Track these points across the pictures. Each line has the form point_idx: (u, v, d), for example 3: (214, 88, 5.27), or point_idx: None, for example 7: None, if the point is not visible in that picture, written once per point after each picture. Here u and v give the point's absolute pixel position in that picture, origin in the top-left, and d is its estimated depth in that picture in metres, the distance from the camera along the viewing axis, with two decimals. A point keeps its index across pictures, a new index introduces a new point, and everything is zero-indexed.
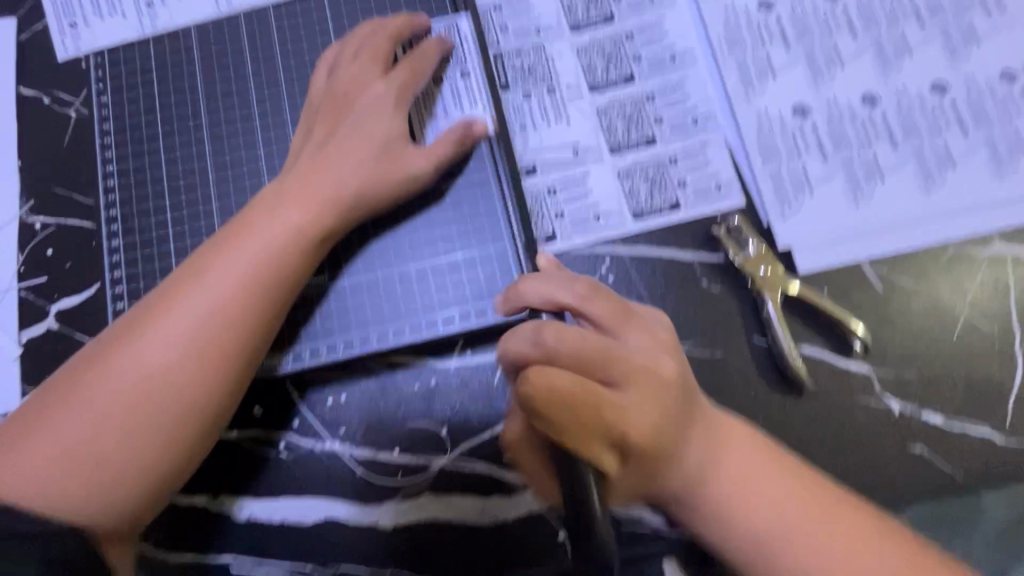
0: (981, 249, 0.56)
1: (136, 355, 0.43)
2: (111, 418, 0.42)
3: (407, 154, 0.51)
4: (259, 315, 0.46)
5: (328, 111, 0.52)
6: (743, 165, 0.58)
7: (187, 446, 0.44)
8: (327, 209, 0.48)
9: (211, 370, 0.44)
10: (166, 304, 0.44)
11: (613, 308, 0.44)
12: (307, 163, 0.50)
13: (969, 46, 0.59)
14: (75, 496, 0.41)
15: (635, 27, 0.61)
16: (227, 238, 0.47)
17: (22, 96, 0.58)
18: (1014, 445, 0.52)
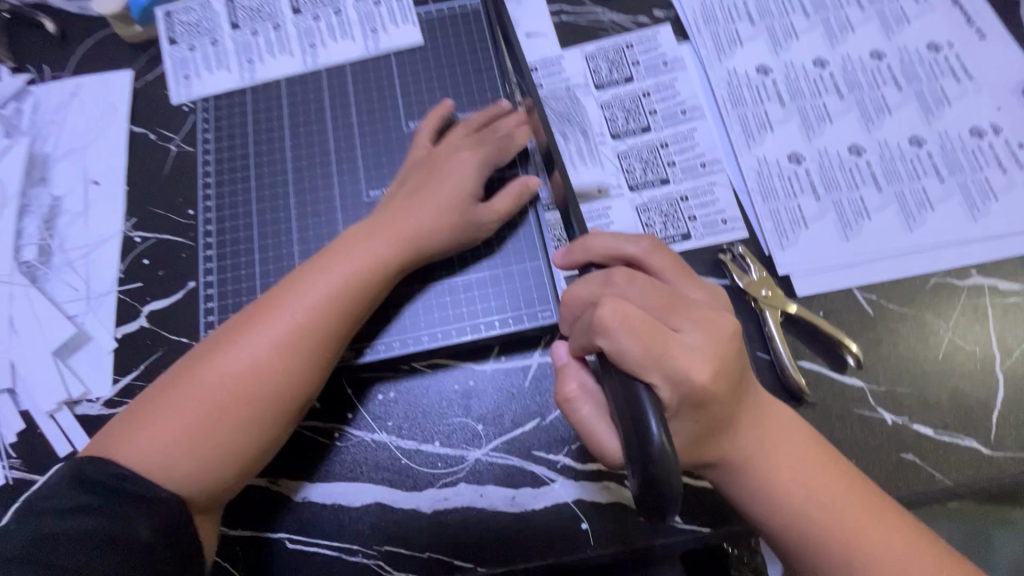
0: (960, 279, 0.63)
1: (237, 361, 0.51)
2: (212, 414, 0.49)
3: (474, 208, 0.60)
4: (336, 329, 0.53)
5: (425, 166, 0.62)
6: (745, 203, 0.66)
7: (275, 434, 0.52)
8: (405, 247, 0.57)
9: (296, 375, 0.52)
10: (260, 319, 0.52)
11: (672, 265, 0.48)
12: (397, 205, 0.59)
13: (941, 107, 0.69)
14: (177, 483, 0.48)
15: (651, 86, 0.71)
16: (318, 266, 0.55)
17: (133, 132, 0.69)
18: (999, 456, 0.57)
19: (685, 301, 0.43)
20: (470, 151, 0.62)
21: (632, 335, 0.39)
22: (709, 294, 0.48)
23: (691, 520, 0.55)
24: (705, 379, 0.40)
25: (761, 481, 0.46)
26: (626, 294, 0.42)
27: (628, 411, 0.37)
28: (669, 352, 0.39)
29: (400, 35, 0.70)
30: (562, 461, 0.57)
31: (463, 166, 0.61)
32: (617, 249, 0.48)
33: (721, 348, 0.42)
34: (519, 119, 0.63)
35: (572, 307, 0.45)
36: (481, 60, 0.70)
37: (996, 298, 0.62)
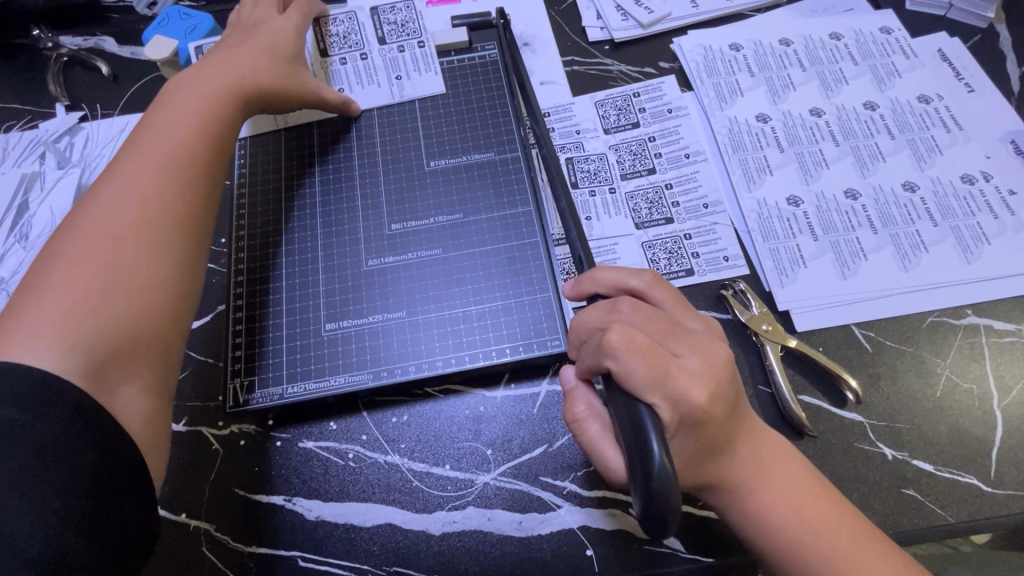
0: (957, 319, 0.65)
1: (122, 192, 0.55)
2: (112, 259, 0.52)
3: (293, 67, 0.70)
4: (200, 149, 0.60)
5: (203, 69, 0.66)
6: (746, 241, 0.69)
7: (174, 298, 0.54)
8: (239, 83, 0.65)
9: (177, 188, 0.57)
10: (96, 198, 0.55)
11: (673, 298, 0.51)
12: (161, 105, 0.62)
13: (933, 154, 0.73)
14: (71, 340, 0.47)
15: (657, 131, 0.76)
16: (137, 145, 0.59)
17: None
18: (1000, 494, 0.58)
19: (684, 329, 0.46)
20: (222, 50, 0.68)
21: (636, 356, 0.42)
22: (709, 326, 0.50)
23: (694, 550, 0.56)
24: (704, 402, 0.43)
25: (757, 507, 0.47)
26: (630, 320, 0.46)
27: (635, 434, 0.40)
28: (671, 373, 0.42)
29: (424, 82, 0.76)
30: (569, 487, 0.59)
31: (238, 46, 0.68)
32: (621, 282, 0.51)
33: (717, 374, 0.45)
34: (275, 19, 0.72)
35: (581, 332, 0.48)
36: (498, 106, 0.75)
37: (992, 338, 0.64)
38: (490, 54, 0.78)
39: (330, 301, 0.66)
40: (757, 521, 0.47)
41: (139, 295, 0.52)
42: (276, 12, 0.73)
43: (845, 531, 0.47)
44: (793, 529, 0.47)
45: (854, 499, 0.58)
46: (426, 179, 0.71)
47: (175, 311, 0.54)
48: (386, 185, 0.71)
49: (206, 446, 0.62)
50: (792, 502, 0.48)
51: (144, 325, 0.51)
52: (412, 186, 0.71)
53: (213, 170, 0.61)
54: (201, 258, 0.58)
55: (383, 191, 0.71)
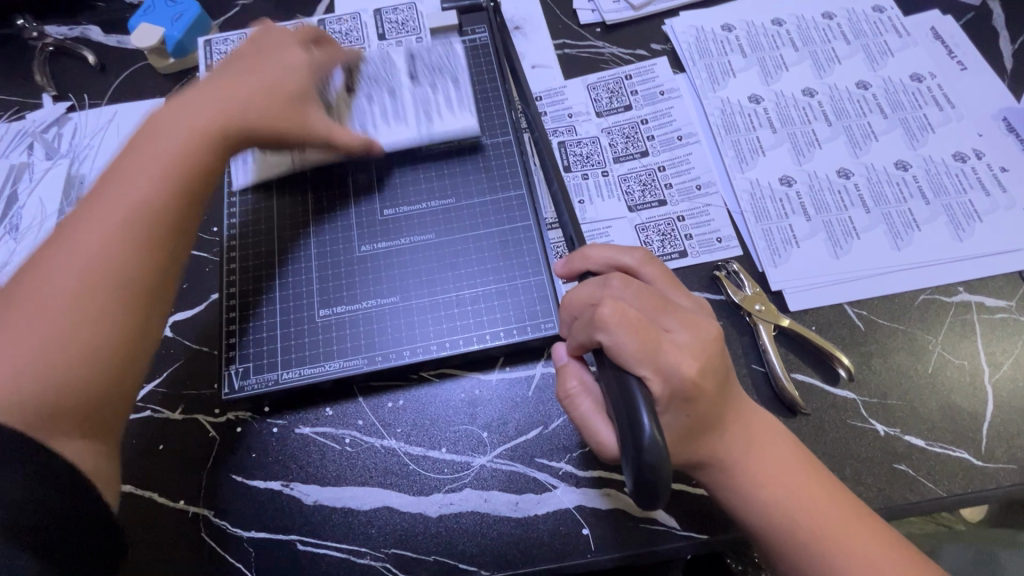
0: (949, 296, 0.65)
1: (85, 239, 0.51)
2: (56, 311, 0.48)
3: (302, 110, 0.63)
4: (171, 195, 0.54)
5: (203, 89, 0.61)
6: (739, 222, 0.70)
7: (121, 365, 0.51)
8: (229, 118, 0.59)
9: (136, 251, 0.52)
10: (61, 238, 0.52)
11: (664, 276, 0.51)
12: (144, 135, 0.57)
13: (925, 133, 0.73)
14: (10, 394, 0.46)
15: (649, 113, 0.76)
16: (115, 179, 0.54)
17: None
18: (990, 467, 0.58)
19: (675, 305, 0.47)
20: (242, 73, 0.62)
21: (627, 329, 0.42)
22: (698, 303, 0.51)
23: (689, 527, 0.57)
24: (696, 375, 0.43)
25: (751, 485, 0.48)
26: (622, 295, 0.46)
27: (624, 407, 0.40)
28: (663, 346, 0.43)
29: (424, 67, 0.73)
30: (564, 468, 0.59)
31: (251, 75, 0.62)
32: (614, 260, 0.51)
33: (708, 348, 0.45)
34: (295, 49, 0.65)
35: (572, 308, 0.48)
36: (489, 89, 0.74)
37: (983, 315, 0.65)
38: (481, 37, 0.78)
39: (323, 288, 0.66)
40: (750, 498, 0.48)
41: (77, 355, 0.48)
42: (295, 45, 0.66)
43: (838, 507, 0.47)
44: (787, 506, 0.47)
45: (847, 474, 0.59)
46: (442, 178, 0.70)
47: (122, 379, 0.51)
48: (401, 185, 0.70)
49: (202, 433, 0.62)
50: (786, 479, 0.48)
51: (87, 389, 0.49)
52: (426, 184, 0.70)
53: (182, 223, 0.55)
54: (156, 322, 0.53)
55: (397, 194, 0.69)
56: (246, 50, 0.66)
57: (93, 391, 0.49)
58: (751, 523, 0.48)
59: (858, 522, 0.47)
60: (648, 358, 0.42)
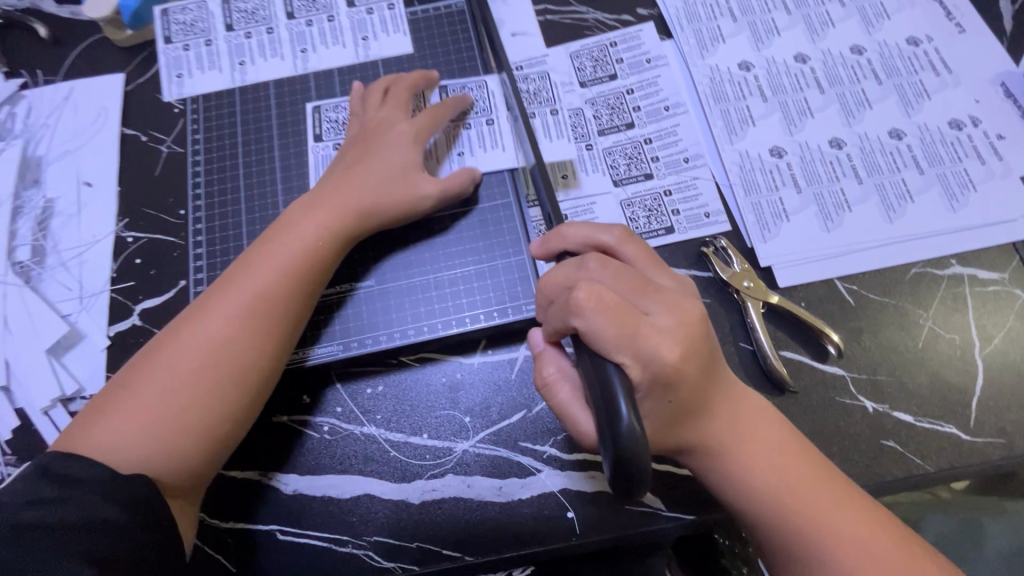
0: (941, 269, 0.64)
1: (245, 304, 0.54)
2: (194, 378, 0.51)
3: (416, 181, 0.60)
4: (276, 310, 0.54)
5: (360, 142, 0.62)
6: (728, 196, 0.67)
7: (236, 425, 0.53)
8: (347, 220, 0.58)
9: (258, 336, 0.53)
10: (206, 306, 0.54)
11: (644, 253, 0.48)
12: (334, 186, 0.60)
13: (920, 100, 0.70)
14: (153, 453, 0.49)
15: (635, 83, 0.72)
16: (250, 260, 0.56)
17: (124, 134, 0.71)
18: (979, 442, 0.58)
19: (655, 285, 0.45)
20: (384, 137, 0.61)
21: (604, 314, 0.40)
22: (677, 280, 0.49)
23: (675, 508, 0.56)
24: (676, 359, 0.42)
25: (735, 468, 0.47)
26: (599, 277, 0.44)
27: (597, 392, 0.38)
28: (642, 330, 0.41)
29: (393, 44, 0.72)
30: (549, 451, 0.58)
31: (377, 156, 0.60)
32: (590, 239, 0.48)
33: (690, 331, 0.43)
34: (401, 122, 0.62)
35: (549, 291, 0.45)
36: (466, 60, 0.71)
37: (976, 287, 0.63)
38: (456, 3, 0.74)
39: None
40: (734, 480, 0.47)
41: (213, 420, 0.51)
42: (402, 117, 0.63)
43: (823, 490, 0.47)
44: (772, 489, 0.46)
45: (835, 452, 0.58)
46: (507, 132, 0.66)
47: (239, 430, 0.53)
48: (468, 139, 0.66)
49: None
50: (772, 462, 0.47)
51: (213, 451, 0.52)
52: (491, 138, 0.66)
53: (286, 338, 0.55)
54: (259, 404, 0.55)
55: (465, 151, 0.66)
56: (360, 129, 0.63)
57: (218, 451, 0.52)
58: (735, 505, 0.48)
59: (843, 503, 0.46)
60: (628, 344, 0.40)
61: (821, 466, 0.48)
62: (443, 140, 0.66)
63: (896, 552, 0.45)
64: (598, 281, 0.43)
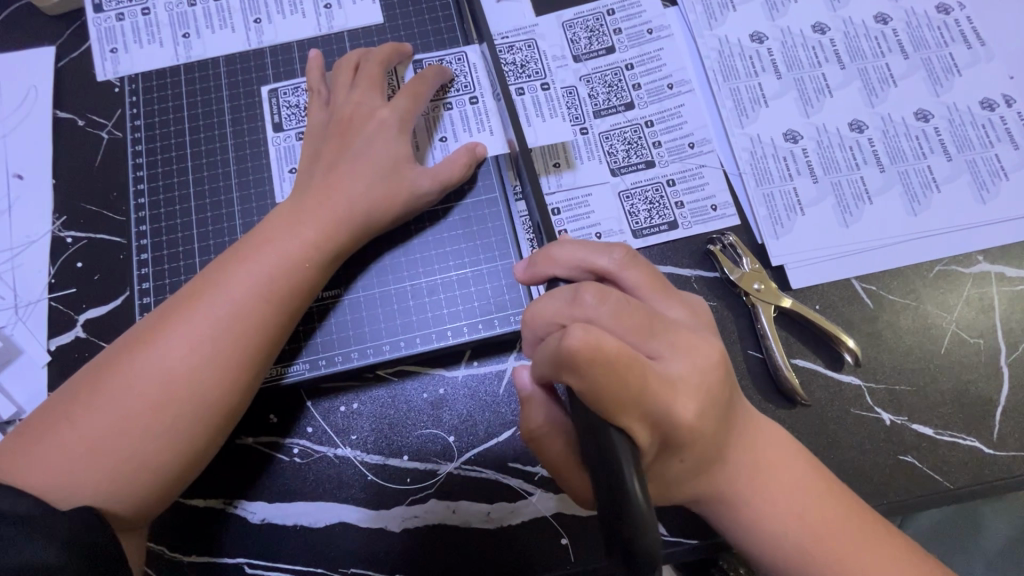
0: (967, 266, 0.59)
1: (218, 321, 0.45)
2: (154, 404, 0.43)
3: (412, 174, 0.53)
4: (257, 332, 0.47)
5: (334, 133, 0.54)
6: (737, 186, 0.61)
7: (195, 462, 0.45)
8: (339, 229, 0.51)
9: (230, 363, 0.45)
10: (173, 317, 0.45)
11: (649, 280, 0.42)
12: (321, 184, 0.52)
13: (950, 77, 0.63)
14: (101, 489, 0.41)
15: (635, 57, 0.64)
16: (226, 266, 0.48)
17: (57, 118, 0.62)
18: (1002, 456, 0.54)
19: (662, 324, 0.39)
20: (375, 129, 0.54)
21: (605, 365, 0.34)
22: (690, 310, 0.43)
23: (676, 532, 0.52)
24: (687, 414, 0.37)
25: (746, 504, 0.42)
26: (597, 315, 0.37)
27: (596, 450, 0.33)
28: (648, 383, 0.35)
29: (360, 13, 0.63)
30: (541, 473, 0.53)
31: (369, 152, 0.53)
32: (587, 263, 0.42)
33: (701, 379, 0.38)
34: (382, 108, 0.54)
35: (539, 326, 0.39)
36: (444, 30, 0.62)
37: (1004, 286, 0.58)
38: None
39: None
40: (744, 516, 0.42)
41: (173, 456, 0.44)
42: (381, 102, 0.55)
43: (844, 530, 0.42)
44: (787, 527, 0.42)
45: (849, 469, 0.53)
46: (493, 113, 0.58)
47: (197, 466, 0.46)
48: (450, 121, 0.58)
49: None
50: (787, 497, 0.42)
51: (172, 488, 0.45)
52: (476, 120, 0.58)
53: (266, 363, 0.48)
54: (225, 437, 0.47)
55: (448, 135, 0.58)
56: (331, 118, 0.55)
57: (176, 487, 0.45)
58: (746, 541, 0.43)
59: (866, 545, 0.42)
60: (632, 403, 0.34)
61: (844, 502, 0.44)
62: (422, 125, 0.58)
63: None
64: (597, 322, 0.37)
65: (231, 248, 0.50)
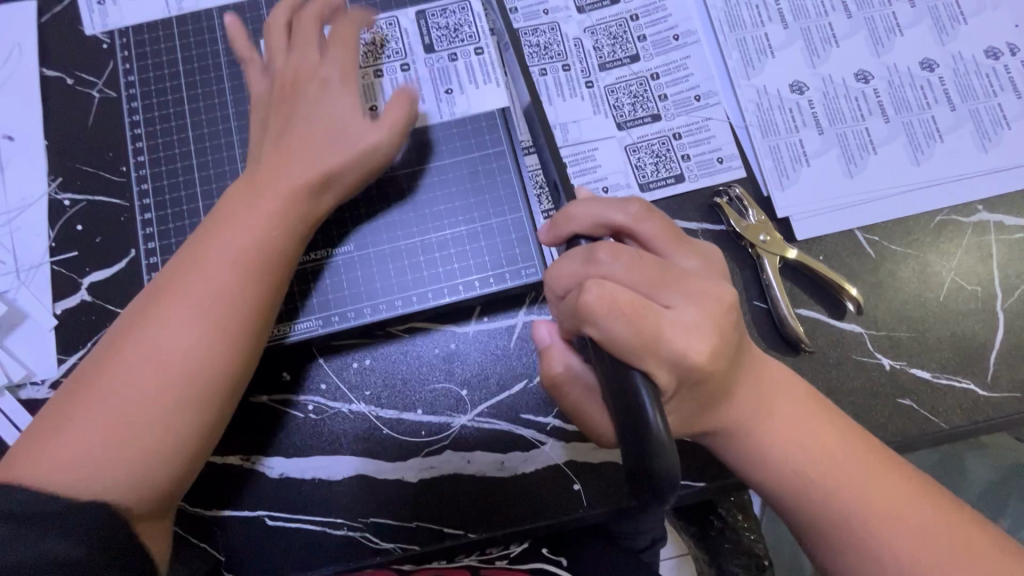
0: (968, 216, 0.60)
1: (211, 293, 0.46)
2: (162, 380, 0.43)
3: (360, 126, 0.52)
4: (252, 299, 0.47)
5: (334, 87, 0.53)
6: (743, 138, 0.61)
7: (212, 430, 0.46)
8: (314, 190, 0.50)
9: (230, 330, 0.46)
10: (163, 295, 0.45)
11: (664, 231, 0.41)
12: (292, 141, 0.51)
13: (956, 25, 0.63)
14: (122, 468, 0.42)
15: (640, 7, 0.63)
16: (208, 241, 0.47)
17: (45, 77, 0.60)
18: (994, 397, 0.56)
19: (677, 272, 0.38)
20: (351, 86, 0.53)
21: (621, 319, 0.35)
22: (702, 260, 0.41)
23: (684, 476, 0.54)
24: (705, 356, 0.36)
25: (758, 445, 0.43)
26: (612, 272, 0.37)
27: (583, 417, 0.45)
28: (662, 333, 0.35)
29: None
30: (553, 423, 0.55)
31: (350, 108, 0.52)
32: (603, 220, 0.41)
33: (720, 321, 0.38)
34: (322, 67, 0.53)
35: (556, 287, 0.39)
36: None
37: (1002, 235, 0.59)
38: None
39: None
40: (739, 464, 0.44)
41: (189, 426, 0.44)
42: (359, 57, 0.54)
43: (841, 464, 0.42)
44: (791, 452, 0.43)
45: (851, 413, 0.55)
46: (426, 81, 0.58)
47: (214, 435, 0.47)
48: (456, 73, 0.58)
49: None
50: (796, 428, 0.43)
51: (192, 457, 0.45)
52: (482, 71, 0.58)
53: (265, 327, 0.48)
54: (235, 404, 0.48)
55: (454, 87, 0.58)
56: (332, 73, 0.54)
57: (196, 457, 0.46)
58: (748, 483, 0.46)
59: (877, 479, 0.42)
60: (648, 348, 0.34)
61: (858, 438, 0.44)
62: (416, 80, 0.58)
63: (929, 526, 0.41)
64: (612, 278, 0.36)
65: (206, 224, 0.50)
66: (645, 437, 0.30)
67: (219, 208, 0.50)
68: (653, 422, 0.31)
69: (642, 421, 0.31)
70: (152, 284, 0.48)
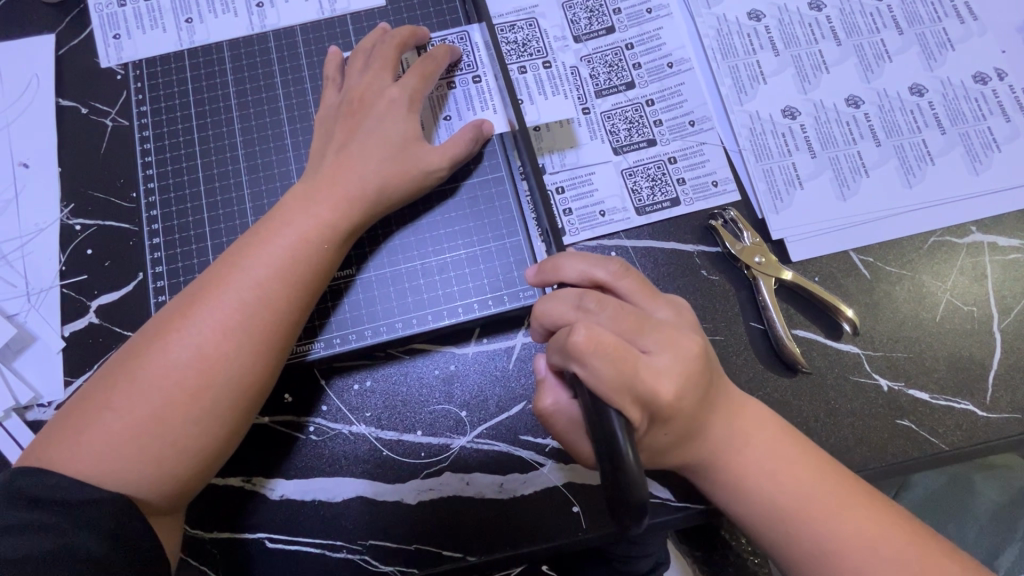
0: (961, 237, 0.60)
1: (239, 304, 0.46)
2: (186, 389, 0.44)
3: (422, 151, 0.54)
4: (280, 312, 0.47)
5: (345, 117, 0.55)
6: (737, 163, 0.62)
7: (228, 440, 0.46)
8: (352, 208, 0.51)
9: (255, 343, 0.46)
10: (199, 300, 0.46)
11: (643, 288, 0.43)
12: (332, 163, 0.53)
13: (944, 52, 0.64)
14: (143, 472, 0.43)
15: (635, 37, 0.65)
16: (243, 250, 0.48)
17: (60, 107, 0.62)
18: (994, 419, 0.56)
19: (654, 323, 0.41)
20: (384, 110, 0.54)
21: (603, 360, 0.36)
22: (678, 313, 0.43)
23: (683, 498, 0.54)
24: (671, 399, 0.38)
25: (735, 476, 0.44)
26: (596, 321, 0.39)
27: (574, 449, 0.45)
28: (638, 375, 0.37)
29: None
30: (551, 445, 0.55)
31: (379, 133, 0.53)
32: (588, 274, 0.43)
33: (690, 369, 0.40)
34: (391, 88, 0.55)
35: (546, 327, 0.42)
36: (446, 11, 0.63)
37: (996, 256, 0.60)
38: None
39: None
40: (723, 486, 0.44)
41: (205, 439, 0.45)
42: (390, 80, 0.55)
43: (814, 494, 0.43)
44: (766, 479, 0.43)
45: (850, 434, 0.55)
46: (495, 91, 0.59)
47: (231, 445, 0.47)
48: (455, 101, 0.59)
49: None
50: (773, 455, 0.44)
51: (208, 468, 0.46)
52: (479, 98, 0.58)
53: (290, 341, 0.49)
54: (255, 414, 0.48)
55: (452, 114, 0.58)
56: (342, 102, 0.56)
57: (211, 468, 0.46)
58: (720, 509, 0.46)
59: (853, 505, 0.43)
60: (626, 388, 0.36)
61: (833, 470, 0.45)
62: (427, 105, 0.59)
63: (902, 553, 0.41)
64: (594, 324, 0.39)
65: (249, 231, 0.51)
66: (620, 467, 0.31)
67: (265, 217, 0.51)
68: (627, 454, 0.31)
69: (618, 455, 0.31)
70: (190, 284, 0.49)
